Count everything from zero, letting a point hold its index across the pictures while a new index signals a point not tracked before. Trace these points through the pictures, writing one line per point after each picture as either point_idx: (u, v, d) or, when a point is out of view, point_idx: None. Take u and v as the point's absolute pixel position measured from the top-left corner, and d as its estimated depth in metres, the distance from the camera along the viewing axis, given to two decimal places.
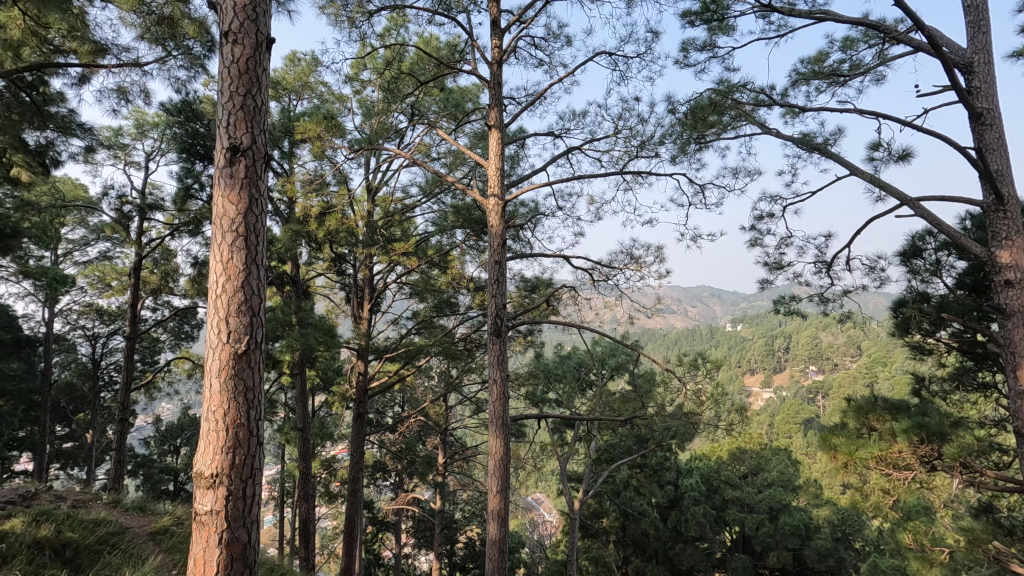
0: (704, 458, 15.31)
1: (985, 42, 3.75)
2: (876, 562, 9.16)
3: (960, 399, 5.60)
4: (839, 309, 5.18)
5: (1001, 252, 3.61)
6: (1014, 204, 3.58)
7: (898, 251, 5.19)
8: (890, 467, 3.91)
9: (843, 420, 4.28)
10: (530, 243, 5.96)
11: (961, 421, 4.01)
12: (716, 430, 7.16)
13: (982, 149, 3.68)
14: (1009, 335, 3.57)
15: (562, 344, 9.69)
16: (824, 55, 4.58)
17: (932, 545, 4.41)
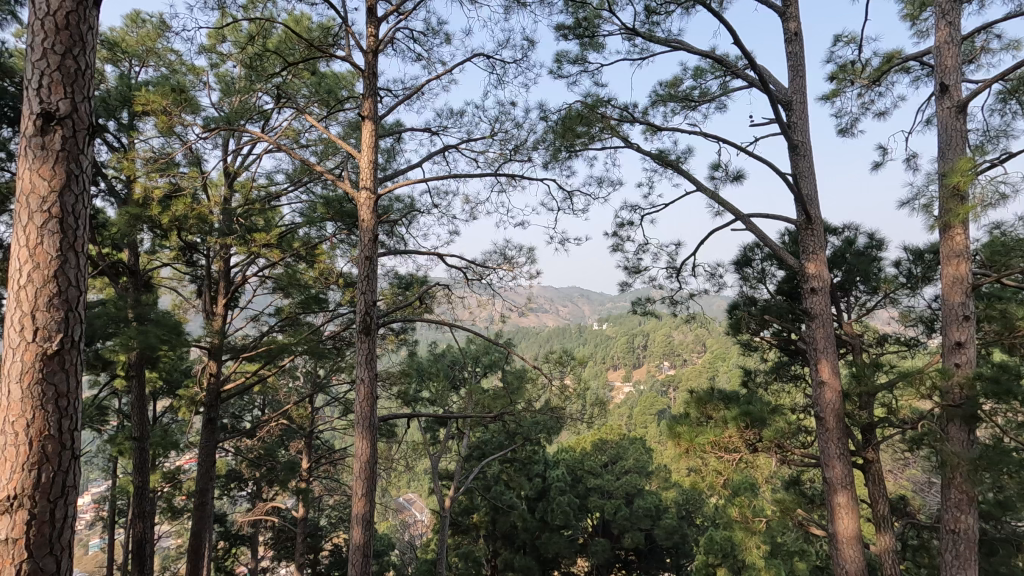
0: (570, 450, 16.15)
1: (802, 85, 4.36)
2: (713, 536, 10.31)
3: (778, 389, 6.52)
4: (686, 310, 5.74)
5: (808, 264, 4.22)
6: (819, 224, 4.21)
7: (734, 260, 5.89)
8: (723, 451, 4.43)
9: (686, 410, 4.78)
10: (405, 241, 5.85)
11: (777, 408, 4.66)
12: (580, 423, 7.59)
13: (797, 176, 4.28)
14: (813, 334, 4.20)
15: (436, 343, 9.67)
16: (679, 81, 5.01)
17: (754, 516, 5.08)
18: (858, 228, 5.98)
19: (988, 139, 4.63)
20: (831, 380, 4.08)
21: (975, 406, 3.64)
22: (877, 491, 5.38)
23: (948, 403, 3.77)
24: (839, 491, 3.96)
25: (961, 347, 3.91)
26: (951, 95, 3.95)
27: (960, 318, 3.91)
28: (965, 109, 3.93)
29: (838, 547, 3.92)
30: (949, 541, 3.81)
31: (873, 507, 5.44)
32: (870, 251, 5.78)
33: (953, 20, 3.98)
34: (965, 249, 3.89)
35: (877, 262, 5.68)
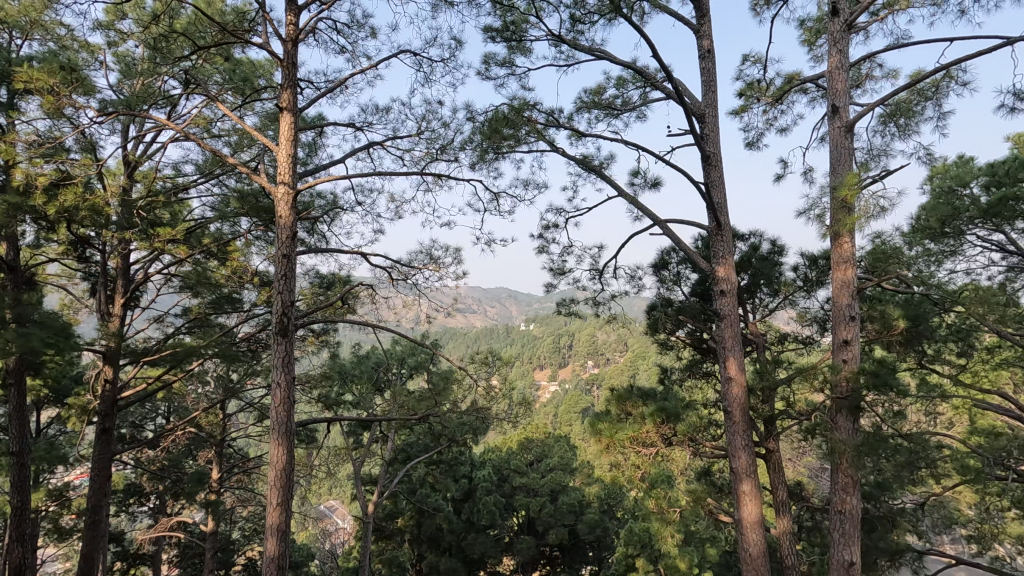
0: (496, 449, 16.23)
1: (714, 99, 4.63)
2: (632, 528, 10.72)
3: (692, 386, 6.90)
4: (608, 311, 5.93)
5: (718, 267, 4.49)
6: (728, 230, 4.48)
7: (652, 263, 6.17)
8: (641, 446, 4.62)
9: (607, 407, 4.95)
10: (327, 239, 5.65)
11: (690, 403, 4.93)
12: (505, 423, 7.65)
13: (709, 185, 4.53)
14: (722, 333, 4.47)
15: (360, 344, 9.41)
16: (602, 88, 5.15)
17: (669, 506, 5.35)
18: (762, 234, 6.45)
19: (871, 157, 5.13)
20: (737, 376, 4.36)
21: (859, 398, 4.02)
22: (777, 478, 5.82)
23: (836, 395, 4.13)
24: (744, 479, 4.24)
25: (847, 344, 4.29)
26: (841, 116, 4.34)
27: (847, 318, 4.29)
28: (852, 129, 4.34)
29: (742, 532, 4.21)
30: (836, 521, 4.18)
31: (774, 493, 5.88)
32: (772, 256, 6.25)
33: (842, 48, 4.37)
34: (851, 255, 4.28)
35: (778, 266, 6.15)
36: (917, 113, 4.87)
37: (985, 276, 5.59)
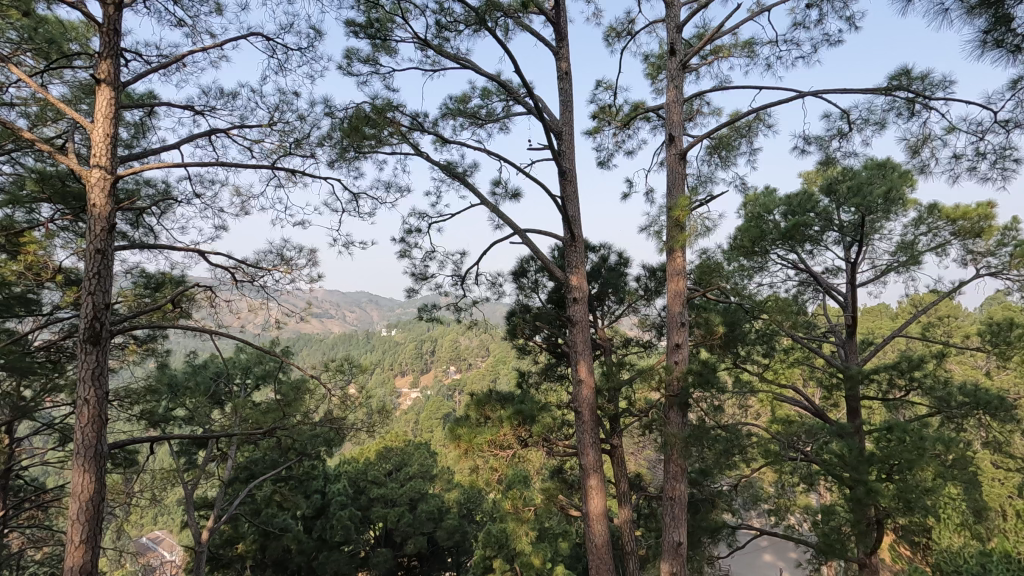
0: (352, 461, 15.52)
1: (571, 119, 4.91)
2: (490, 530, 10.91)
3: (547, 388, 7.23)
4: (469, 317, 5.97)
5: (572, 276, 4.76)
6: (581, 243, 4.77)
7: (512, 271, 6.37)
8: (498, 449, 4.71)
9: (467, 412, 4.98)
10: (156, 234, 4.98)
11: (545, 405, 5.16)
12: (362, 433, 7.35)
13: (564, 199, 4.79)
14: (574, 339, 4.74)
15: (196, 352, 8.42)
16: (468, 97, 5.19)
17: (525, 506, 5.53)
18: (611, 247, 6.99)
19: (700, 182, 5.81)
20: (587, 379, 4.66)
21: (687, 395, 4.52)
22: (620, 471, 6.32)
23: (669, 393, 4.61)
24: (592, 475, 4.54)
25: (679, 347, 4.79)
26: (676, 144, 4.87)
27: (679, 324, 4.79)
28: (685, 157, 4.88)
29: (589, 524, 4.50)
30: (668, 506, 4.64)
31: (617, 486, 6.37)
32: (619, 267, 6.81)
33: (678, 84, 4.91)
34: (683, 268, 4.80)
35: (623, 276, 6.72)
36: (735, 147, 5.64)
37: (783, 289, 6.62)
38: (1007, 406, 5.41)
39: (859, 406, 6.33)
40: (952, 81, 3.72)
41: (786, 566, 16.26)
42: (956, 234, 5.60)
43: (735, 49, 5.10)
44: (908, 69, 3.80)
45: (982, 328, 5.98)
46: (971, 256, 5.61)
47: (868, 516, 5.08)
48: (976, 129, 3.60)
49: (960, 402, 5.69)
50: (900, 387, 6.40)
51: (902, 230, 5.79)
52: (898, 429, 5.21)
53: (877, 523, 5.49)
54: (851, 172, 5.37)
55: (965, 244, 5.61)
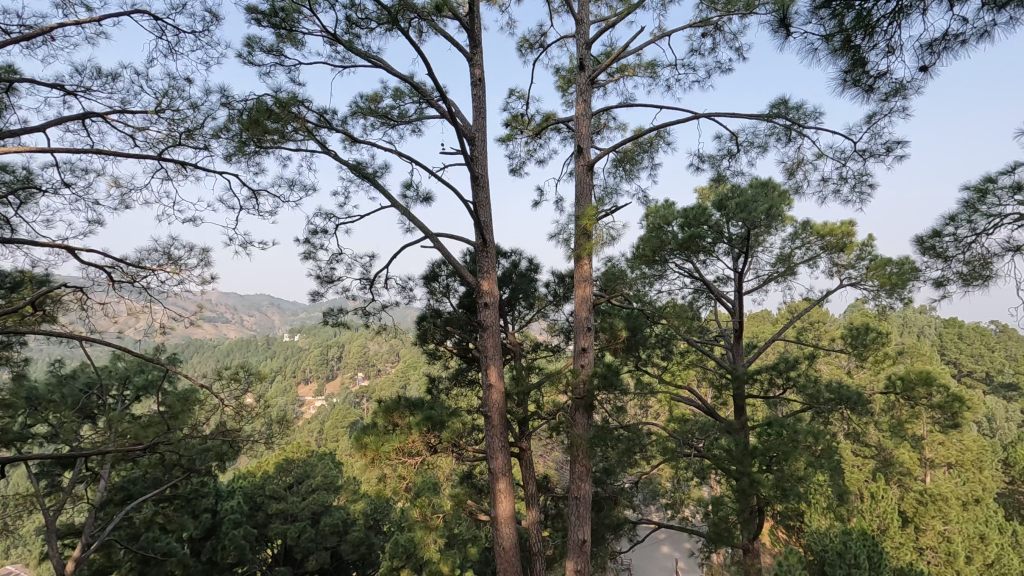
0: (248, 476, 14.50)
1: (483, 125, 4.94)
2: (398, 540, 10.65)
3: (458, 393, 7.20)
4: (378, 322, 5.81)
5: (483, 281, 4.79)
6: (492, 248, 4.80)
7: (423, 275, 6.30)
8: (406, 456, 4.62)
9: (374, 420, 4.83)
10: (13, 226, 4.38)
11: (455, 411, 5.13)
12: (259, 445, 6.90)
13: (476, 204, 4.81)
14: (484, 344, 4.76)
15: (63, 361, 7.50)
16: (379, 97, 5.05)
17: (433, 513, 5.46)
18: (521, 253, 7.11)
19: (606, 193, 6.08)
20: (497, 383, 4.70)
21: (591, 397, 4.69)
22: (528, 474, 6.41)
23: (575, 396, 4.75)
24: (501, 478, 4.58)
25: (585, 351, 4.96)
26: (583, 155, 5.05)
27: (585, 329, 4.96)
28: (592, 168, 5.08)
29: (497, 527, 4.53)
30: (573, 506, 4.77)
31: (525, 488, 6.48)
32: (529, 273, 6.95)
33: (587, 99, 5.10)
34: (589, 275, 4.97)
35: (534, 282, 6.86)
36: (638, 161, 5.95)
37: (680, 296, 7.07)
38: (864, 401, 6.13)
39: (744, 404, 6.90)
40: (821, 112, 4.17)
41: (681, 556, 17.31)
42: (824, 248, 6.29)
43: (639, 69, 5.40)
44: (785, 99, 4.22)
45: (845, 333, 6.74)
46: (836, 268, 6.31)
47: (751, 504, 5.53)
48: (840, 156, 4.07)
49: (827, 399, 6.38)
50: (779, 386, 7.06)
51: (781, 243, 6.40)
52: (776, 424, 5.73)
53: (759, 512, 5.99)
54: (738, 190, 5.85)
55: (832, 258, 6.31)
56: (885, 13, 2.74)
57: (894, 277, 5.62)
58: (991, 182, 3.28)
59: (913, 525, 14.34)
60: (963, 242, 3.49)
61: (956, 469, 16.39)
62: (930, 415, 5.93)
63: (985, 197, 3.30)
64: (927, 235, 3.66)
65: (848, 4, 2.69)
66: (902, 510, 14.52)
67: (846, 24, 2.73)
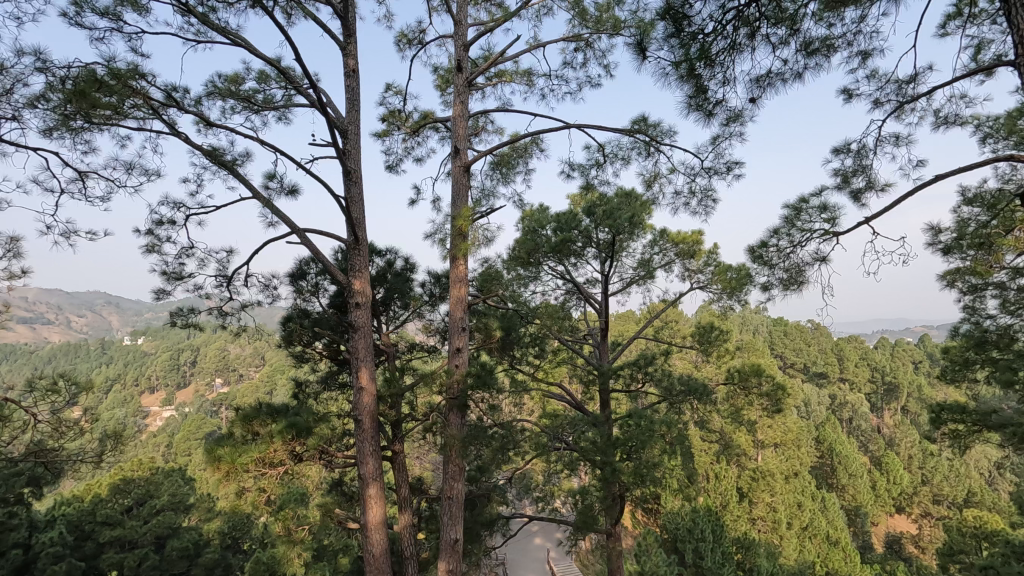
0: (72, 501, 12.52)
1: (357, 118, 4.74)
2: (259, 558, 9.86)
3: (327, 397, 6.85)
4: (236, 323, 5.34)
5: (355, 281, 4.60)
6: (364, 246, 4.63)
7: (289, 273, 5.93)
8: (267, 467, 4.27)
9: (230, 429, 4.40)
10: None
11: (323, 416, 4.85)
12: (87, 465, 5.97)
13: (348, 199, 4.61)
14: (355, 345, 4.58)
15: None
16: (240, 79, 4.63)
17: (298, 526, 5.13)
18: (397, 252, 6.96)
19: (483, 195, 6.14)
20: (368, 386, 4.54)
21: (465, 397, 4.72)
22: (401, 477, 6.29)
23: (449, 396, 4.75)
24: (371, 484, 4.44)
25: (459, 351, 4.94)
26: (460, 156, 5.06)
27: (460, 329, 4.94)
28: (468, 170, 5.11)
29: (367, 535, 4.38)
30: (445, 506, 4.75)
31: (398, 492, 6.32)
32: (405, 272, 6.82)
33: (464, 101, 5.12)
34: (465, 275, 4.96)
35: (409, 282, 6.74)
36: (514, 166, 6.10)
37: (553, 296, 7.37)
38: (708, 391, 6.88)
39: (609, 398, 7.37)
40: (675, 131, 4.59)
41: (552, 546, 18.08)
42: (678, 254, 6.94)
43: (516, 76, 5.54)
44: (645, 116, 4.58)
45: (695, 331, 7.50)
46: (688, 272, 7.00)
47: (613, 491, 5.93)
48: (691, 172, 4.51)
49: (679, 390, 7.05)
50: (639, 380, 7.65)
51: (642, 249, 6.94)
52: (636, 416, 6.22)
53: (620, 498, 6.44)
54: (606, 198, 6.23)
55: (684, 263, 6.99)
56: (722, 47, 3.09)
57: (734, 281, 6.37)
58: (805, 201, 3.83)
59: (747, 498, 16.35)
60: (784, 252, 4.04)
61: (781, 448, 18.98)
62: (761, 402, 6.80)
63: (801, 214, 3.85)
64: (756, 245, 4.18)
65: (693, 36, 2.99)
66: (739, 486, 16.50)
67: (692, 54, 3.03)
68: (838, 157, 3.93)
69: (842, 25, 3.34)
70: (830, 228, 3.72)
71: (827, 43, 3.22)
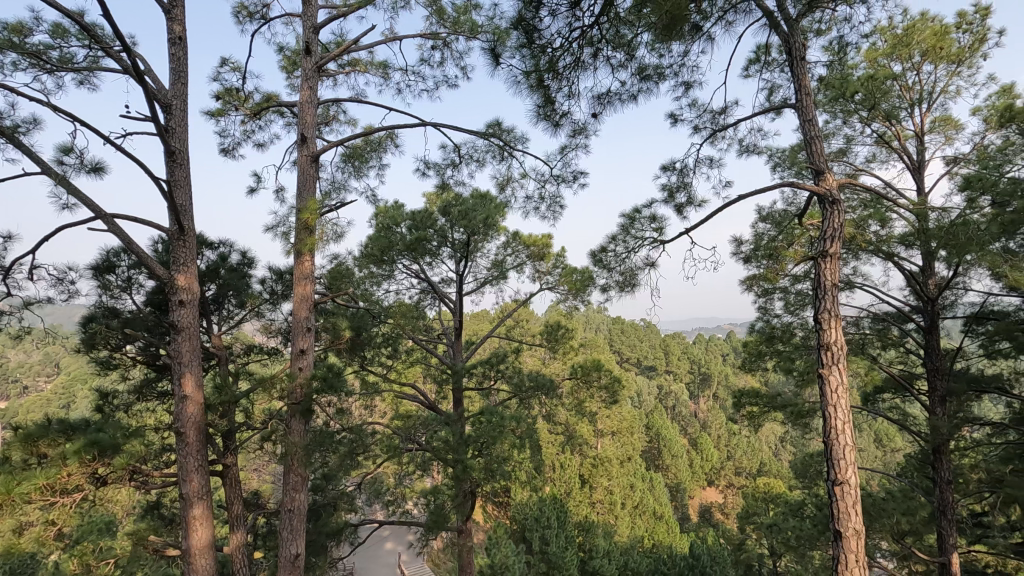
0: None
1: (183, 92, 4.19)
2: None
3: (142, 409, 5.98)
4: (16, 324, 4.42)
5: (178, 275, 4.07)
6: (191, 236, 4.12)
7: (92, 265, 5.07)
8: (56, 495, 3.56)
9: (4, 453, 3.54)
10: None
11: (134, 431, 4.20)
12: None
13: (171, 183, 4.06)
14: (178, 348, 4.04)
15: None
16: (25, 29, 3.82)
17: (100, 560, 4.39)
18: (231, 244, 6.31)
19: (334, 188, 5.83)
20: (193, 394, 4.04)
21: (309, 402, 4.42)
22: (233, 493, 5.70)
23: (290, 401, 4.41)
24: (196, 503, 3.96)
25: (303, 353, 4.59)
26: (308, 145, 4.74)
27: (305, 329, 4.60)
28: (316, 160, 4.80)
29: (190, 562, 3.89)
30: (285, 520, 4.38)
31: (229, 510, 5.72)
32: (241, 267, 6.21)
33: (312, 86, 4.80)
34: (311, 272, 4.63)
35: (246, 278, 6.16)
36: (367, 160, 5.88)
37: (407, 295, 7.25)
38: (555, 386, 7.31)
39: (461, 396, 7.44)
40: (527, 138, 4.78)
41: (404, 549, 17.83)
42: (529, 256, 7.27)
43: (370, 67, 5.34)
44: (500, 121, 4.71)
45: (543, 330, 7.89)
46: (538, 274, 7.35)
47: (464, 488, 6.01)
48: (541, 178, 4.73)
49: (528, 386, 7.38)
50: (491, 377, 7.87)
51: (496, 250, 7.14)
52: (487, 412, 6.37)
53: (470, 494, 6.54)
54: (461, 198, 6.29)
55: (534, 265, 7.33)
56: (568, 63, 3.30)
57: (578, 283, 6.84)
58: (638, 212, 4.24)
59: (588, 484, 17.67)
60: (620, 257, 4.42)
61: (617, 435, 20.84)
62: (600, 394, 7.39)
63: (634, 223, 4.24)
64: (597, 250, 4.52)
65: (542, 49, 3.16)
66: (581, 473, 17.77)
67: (540, 66, 3.21)
68: (666, 174, 4.41)
69: (669, 57, 3.78)
70: (658, 237, 4.15)
71: (657, 72, 3.60)
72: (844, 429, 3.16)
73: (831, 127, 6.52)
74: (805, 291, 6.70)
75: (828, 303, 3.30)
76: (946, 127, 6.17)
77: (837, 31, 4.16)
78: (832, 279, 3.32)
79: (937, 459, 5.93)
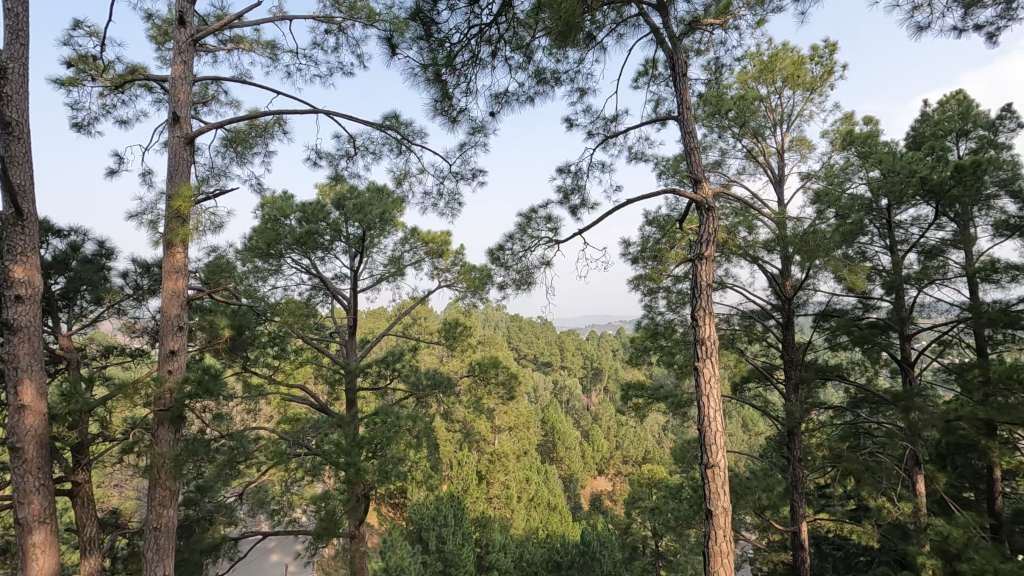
0: None
1: (23, 54, 3.63)
2: None
3: None
4: None
5: (14, 267, 3.52)
6: (32, 221, 3.58)
7: None
8: None
9: None
10: None
11: None
12: None
13: (5, 159, 3.50)
14: (13, 351, 3.49)
15: None
16: None
17: None
18: (85, 232, 5.56)
19: (212, 174, 5.35)
20: (34, 404, 3.50)
21: (181, 408, 4.00)
22: (86, 513, 5.03)
23: (157, 408, 3.96)
24: (36, 529, 3.46)
25: (174, 355, 4.16)
26: (181, 126, 4.31)
27: (176, 328, 4.16)
28: (191, 143, 4.38)
29: None
30: (150, 539, 3.94)
31: (80, 533, 5.04)
32: (98, 259, 5.51)
33: (187, 61, 4.36)
34: (184, 266, 4.20)
35: (104, 271, 5.47)
36: (251, 145, 5.46)
37: (296, 291, 6.84)
38: (452, 384, 7.28)
39: (355, 397, 7.17)
40: (425, 133, 4.71)
41: (291, 560, 16.85)
42: (428, 253, 7.18)
43: (256, 46, 4.96)
44: (397, 114, 4.59)
45: (441, 328, 7.82)
46: (436, 271, 7.26)
47: (357, 491, 5.79)
48: (439, 174, 4.69)
49: (425, 385, 7.27)
50: (386, 376, 7.65)
51: (393, 246, 6.98)
52: (382, 412, 6.19)
53: (363, 498, 6.31)
54: (356, 191, 6.06)
55: (433, 262, 7.23)
56: (466, 59, 3.30)
57: (477, 281, 6.87)
58: (534, 212, 4.33)
59: (485, 480, 17.82)
60: (517, 255, 4.50)
61: (514, 430, 21.24)
62: (497, 391, 7.46)
63: (531, 223, 4.34)
64: (494, 248, 4.56)
65: (440, 43, 3.13)
66: (478, 470, 17.87)
67: (438, 60, 3.18)
68: (561, 176, 4.55)
69: (565, 63, 3.90)
70: (553, 237, 4.27)
71: (554, 76, 3.71)
72: (715, 417, 3.46)
73: (708, 141, 7.10)
74: (685, 291, 7.24)
75: (703, 301, 3.60)
76: (801, 147, 6.98)
77: (714, 52, 4.53)
78: (707, 279, 3.62)
79: (791, 440, 6.66)
